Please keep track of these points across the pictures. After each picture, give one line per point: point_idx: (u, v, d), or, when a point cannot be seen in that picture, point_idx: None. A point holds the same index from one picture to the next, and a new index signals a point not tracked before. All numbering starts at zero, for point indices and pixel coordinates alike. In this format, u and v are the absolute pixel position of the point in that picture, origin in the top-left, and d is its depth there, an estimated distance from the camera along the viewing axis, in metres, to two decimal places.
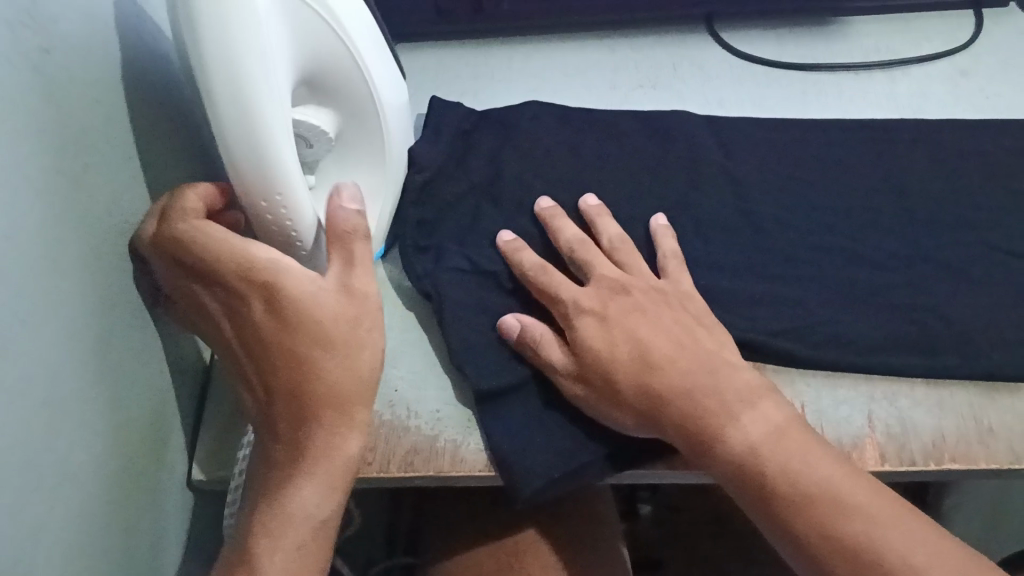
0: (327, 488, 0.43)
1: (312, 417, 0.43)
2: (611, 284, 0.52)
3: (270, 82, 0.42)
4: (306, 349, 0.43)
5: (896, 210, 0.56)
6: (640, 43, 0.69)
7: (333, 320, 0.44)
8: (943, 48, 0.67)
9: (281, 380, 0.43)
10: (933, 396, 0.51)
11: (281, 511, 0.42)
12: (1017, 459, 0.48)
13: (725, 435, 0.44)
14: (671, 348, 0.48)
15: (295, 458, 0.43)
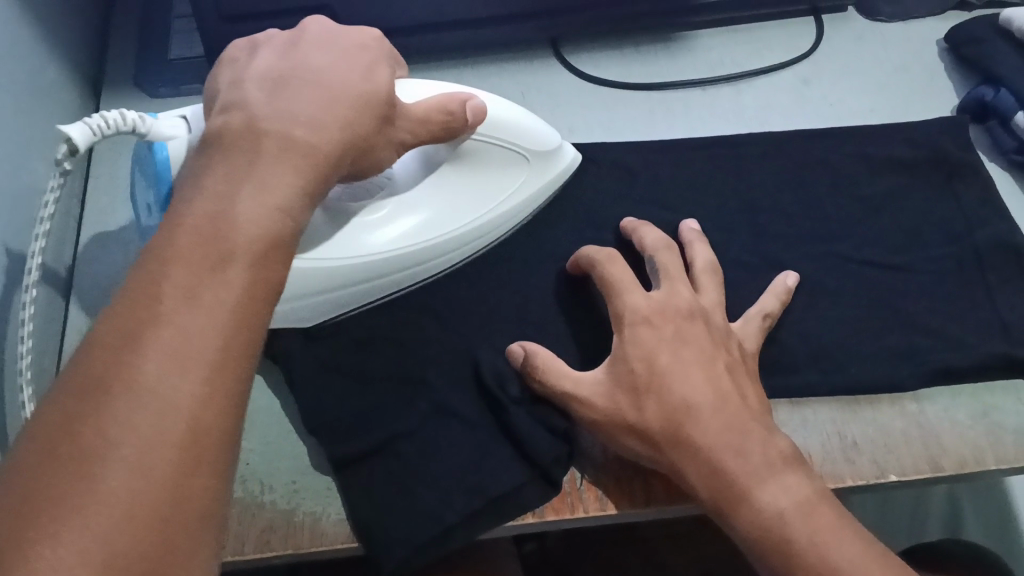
0: (235, 310, 0.32)
1: (204, 305, 0.31)
2: (677, 310, 0.49)
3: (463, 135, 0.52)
4: (276, 166, 0.37)
5: (747, 230, 0.57)
6: (486, 70, 0.67)
7: (272, 240, 0.35)
8: (784, 57, 0.68)
9: (184, 259, 0.32)
10: (796, 416, 0.51)
11: (181, 320, 0.31)
12: (881, 472, 0.48)
13: (751, 494, 0.42)
14: (710, 379, 0.46)
15: (215, 267, 0.33)
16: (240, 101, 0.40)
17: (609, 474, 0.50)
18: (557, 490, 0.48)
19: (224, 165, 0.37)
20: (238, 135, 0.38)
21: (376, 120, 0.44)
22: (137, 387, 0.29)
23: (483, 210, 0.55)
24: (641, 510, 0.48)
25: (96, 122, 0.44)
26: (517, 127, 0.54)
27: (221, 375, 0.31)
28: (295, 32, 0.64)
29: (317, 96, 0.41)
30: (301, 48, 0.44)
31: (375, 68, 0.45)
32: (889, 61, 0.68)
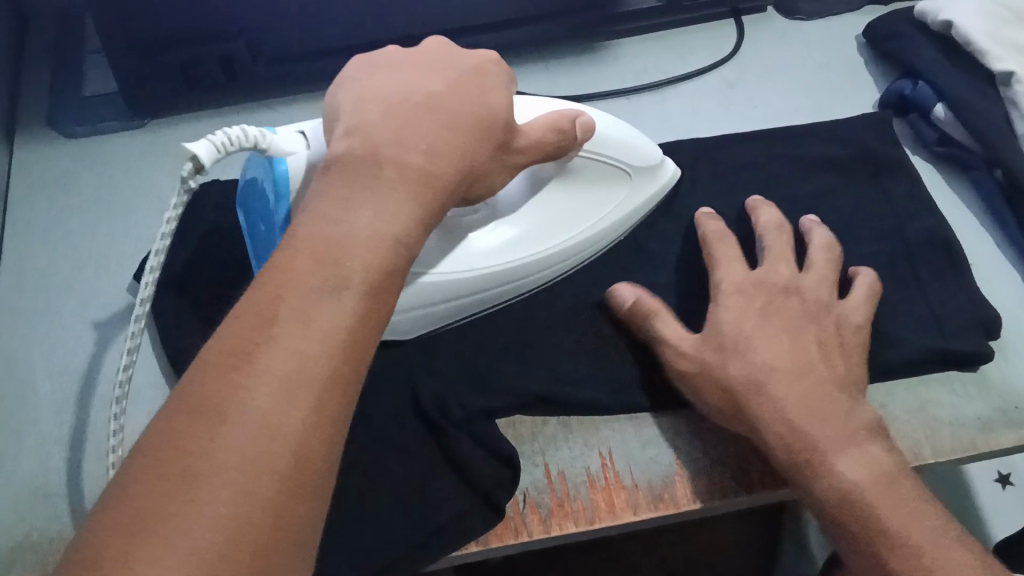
0: (342, 342, 0.32)
1: (320, 330, 0.31)
2: (772, 284, 0.49)
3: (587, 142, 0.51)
4: (380, 194, 0.36)
5: (681, 238, 0.58)
6: None
7: (388, 273, 0.35)
8: (708, 61, 0.68)
9: (307, 282, 0.32)
10: None
11: (296, 347, 0.31)
12: None
13: (828, 459, 0.42)
14: (796, 348, 0.45)
15: (325, 293, 0.32)
16: (358, 127, 0.40)
17: (554, 493, 0.49)
18: (500, 515, 0.47)
19: (338, 187, 0.36)
20: (356, 165, 0.37)
21: (489, 147, 0.43)
22: (244, 412, 0.28)
23: (577, 229, 0.54)
24: (585, 530, 0.48)
25: (219, 139, 0.41)
26: (621, 143, 0.53)
27: (327, 406, 0.30)
28: (212, 60, 0.62)
29: (434, 124, 0.40)
30: (412, 78, 0.43)
31: (489, 91, 0.44)
32: (813, 59, 0.68)
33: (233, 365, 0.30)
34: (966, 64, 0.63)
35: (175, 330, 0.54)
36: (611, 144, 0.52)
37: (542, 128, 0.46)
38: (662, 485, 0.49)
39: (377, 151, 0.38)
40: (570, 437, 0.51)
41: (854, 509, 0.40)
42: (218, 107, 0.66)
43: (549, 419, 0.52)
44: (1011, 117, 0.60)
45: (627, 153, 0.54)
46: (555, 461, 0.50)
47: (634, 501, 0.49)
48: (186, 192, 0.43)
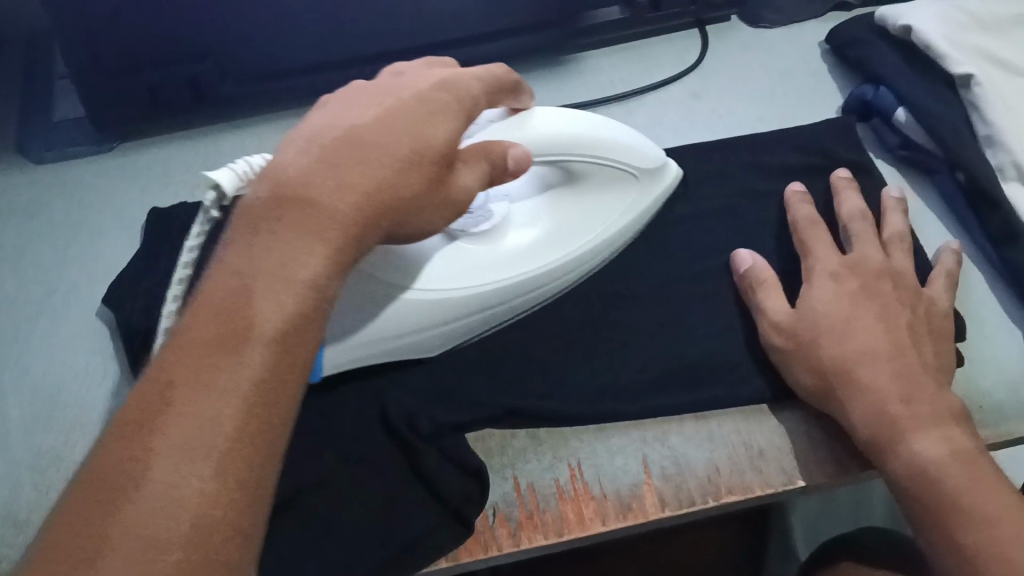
0: (248, 400, 0.32)
1: (220, 394, 0.31)
2: (871, 268, 0.51)
3: (581, 151, 0.52)
4: (292, 235, 0.35)
5: (647, 249, 0.59)
6: None
7: (303, 319, 0.34)
8: (672, 72, 0.69)
9: (206, 343, 0.32)
10: (702, 430, 0.51)
11: (199, 415, 0.31)
12: (789, 479, 0.49)
13: (909, 440, 0.44)
14: (889, 330, 0.48)
15: (224, 352, 0.32)
16: (272, 166, 0.37)
17: (525, 506, 0.49)
18: (469, 530, 0.47)
19: (245, 237, 0.35)
20: (264, 210, 0.35)
21: (422, 182, 0.40)
22: (143, 482, 0.29)
23: (589, 236, 0.56)
24: (555, 542, 0.48)
25: (241, 168, 0.42)
26: (627, 149, 0.55)
27: (231, 462, 0.30)
28: (177, 81, 0.63)
29: (365, 158, 0.37)
30: (350, 111, 0.40)
31: (428, 124, 0.40)
32: (777, 67, 0.69)
33: (133, 440, 0.30)
34: (926, 67, 0.64)
35: (143, 355, 0.54)
36: (621, 148, 0.55)
37: (501, 149, 0.44)
38: (631, 494, 0.50)
39: (306, 190, 0.36)
40: (539, 449, 0.51)
41: (921, 489, 0.43)
42: (186, 131, 0.67)
43: (517, 432, 0.52)
44: (971, 120, 0.61)
45: (634, 158, 0.56)
46: (524, 474, 0.50)
47: (603, 511, 0.49)
48: (207, 224, 0.43)
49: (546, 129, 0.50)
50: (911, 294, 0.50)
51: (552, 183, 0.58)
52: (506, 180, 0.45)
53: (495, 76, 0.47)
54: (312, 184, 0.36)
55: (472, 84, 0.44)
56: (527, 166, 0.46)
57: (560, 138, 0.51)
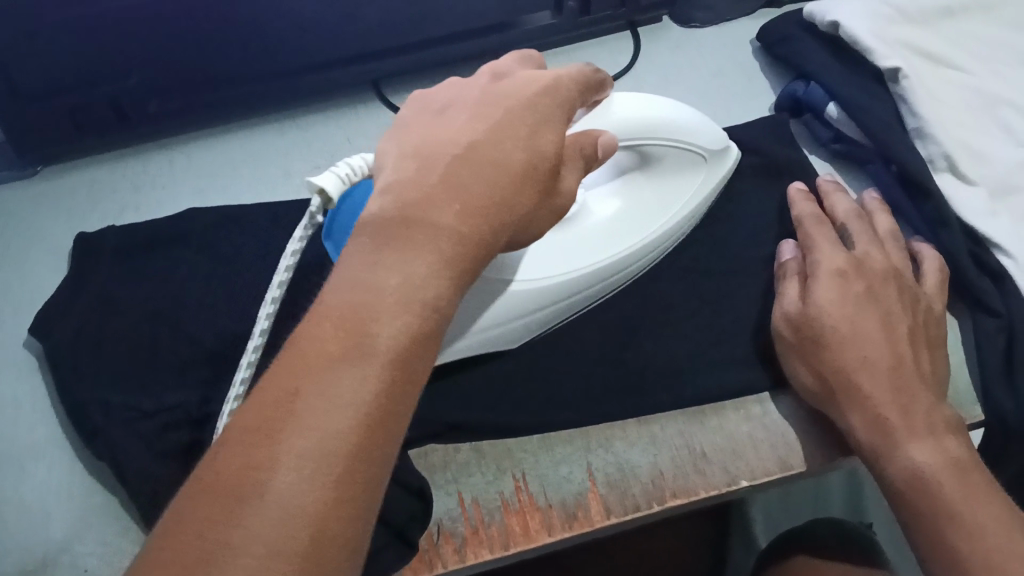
0: (368, 417, 0.30)
1: (346, 408, 0.29)
2: (877, 268, 0.52)
3: (655, 133, 0.53)
4: (414, 249, 0.34)
5: None
6: (312, 122, 0.68)
7: (415, 338, 0.32)
8: (604, 75, 0.70)
9: (332, 350, 0.31)
10: (645, 434, 0.52)
11: (318, 428, 0.29)
12: (731, 480, 0.50)
13: (902, 448, 0.45)
14: (889, 334, 0.48)
15: (349, 363, 0.30)
16: (393, 180, 0.37)
17: (472, 520, 0.49)
18: (414, 550, 0.47)
19: (370, 247, 0.34)
20: (392, 224, 0.35)
21: (535, 194, 0.39)
22: (265, 490, 0.27)
23: (651, 227, 0.57)
24: (501, 556, 0.48)
25: (344, 171, 0.42)
26: (695, 133, 0.56)
27: (350, 482, 0.29)
28: (101, 103, 0.61)
29: (481, 168, 0.37)
30: (459, 119, 0.40)
31: (537, 134, 0.40)
32: (707, 67, 0.70)
33: (259, 442, 0.28)
34: (854, 63, 0.65)
35: (72, 382, 0.53)
36: (688, 129, 0.55)
37: (591, 140, 0.44)
38: (575, 503, 0.49)
39: (454, 195, 0.36)
40: (482, 462, 0.51)
41: (913, 495, 0.44)
42: (114, 150, 0.66)
43: (460, 446, 0.51)
44: (900, 112, 0.62)
45: (697, 143, 0.56)
46: (468, 489, 0.50)
47: (548, 522, 0.49)
48: (311, 227, 0.43)
49: (626, 114, 0.50)
50: (905, 299, 0.51)
51: (628, 168, 0.58)
52: (594, 168, 0.46)
53: (586, 75, 0.45)
54: (439, 188, 0.36)
55: (565, 80, 0.44)
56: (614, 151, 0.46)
57: (638, 123, 0.51)
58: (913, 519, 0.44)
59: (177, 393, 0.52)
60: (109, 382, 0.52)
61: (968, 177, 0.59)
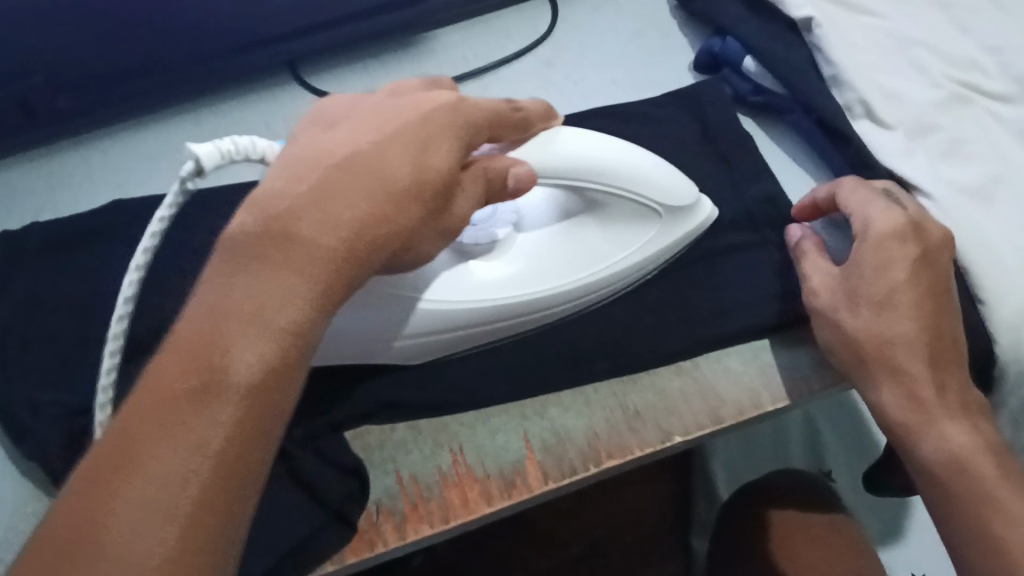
0: (217, 453, 0.31)
1: (194, 448, 0.31)
2: (931, 235, 0.50)
3: (576, 175, 0.50)
4: (279, 274, 0.33)
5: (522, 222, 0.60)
6: (227, 107, 0.67)
7: (273, 367, 0.33)
8: (524, 43, 0.70)
9: (181, 387, 0.31)
10: (579, 398, 0.52)
11: (163, 469, 0.30)
12: (666, 436, 0.50)
13: (938, 432, 0.46)
14: (932, 307, 0.48)
15: (193, 403, 0.31)
16: (261, 191, 0.35)
17: (410, 497, 0.49)
18: (354, 529, 0.47)
19: (224, 271, 0.34)
20: (253, 247, 0.34)
21: (420, 211, 0.38)
22: (109, 534, 0.29)
23: (590, 272, 0.53)
24: (442, 529, 0.48)
25: (227, 146, 0.39)
26: (646, 181, 0.52)
27: (198, 520, 0.30)
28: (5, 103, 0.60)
29: (358, 189, 0.36)
30: (350, 138, 0.38)
31: (429, 151, 0.39)
32: (624, 30, 0.71)
33: (101, 485, 0.30)
34: (767, 14, 0.65)
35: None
36: (634, 168, 0.52)
37: (499, 168, 0.44)
38: (513, 471, 0.50)
39: (340, 225, 0.35)
40: (419, 438, 0.51)
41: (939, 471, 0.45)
42: (27, 149, 0.64)
43: (396, 423, 0.51)
44: (817, 61, 0.63)
45: (648, 187, 0.52)
46: (406, 466, 0.50)
47: (487, 492, 0.49)
48: (180, 197, 0.39)
49: (571, 151, 0.49)
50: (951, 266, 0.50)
51: (574, 213, 0.55)
52: (501, 198, 0.45)
53: (499, 111, 0.44)
54: (316, 219, 0.35)
55: (483, 111, 0.43)
56: (529, 185, 0.45)
57: (582, 162, 0.49)
58: (941, 495, 0.46)
59: (107, 389, 0.51)
60: (37, 385, 0.51)
61: (886, 121, 0.60)
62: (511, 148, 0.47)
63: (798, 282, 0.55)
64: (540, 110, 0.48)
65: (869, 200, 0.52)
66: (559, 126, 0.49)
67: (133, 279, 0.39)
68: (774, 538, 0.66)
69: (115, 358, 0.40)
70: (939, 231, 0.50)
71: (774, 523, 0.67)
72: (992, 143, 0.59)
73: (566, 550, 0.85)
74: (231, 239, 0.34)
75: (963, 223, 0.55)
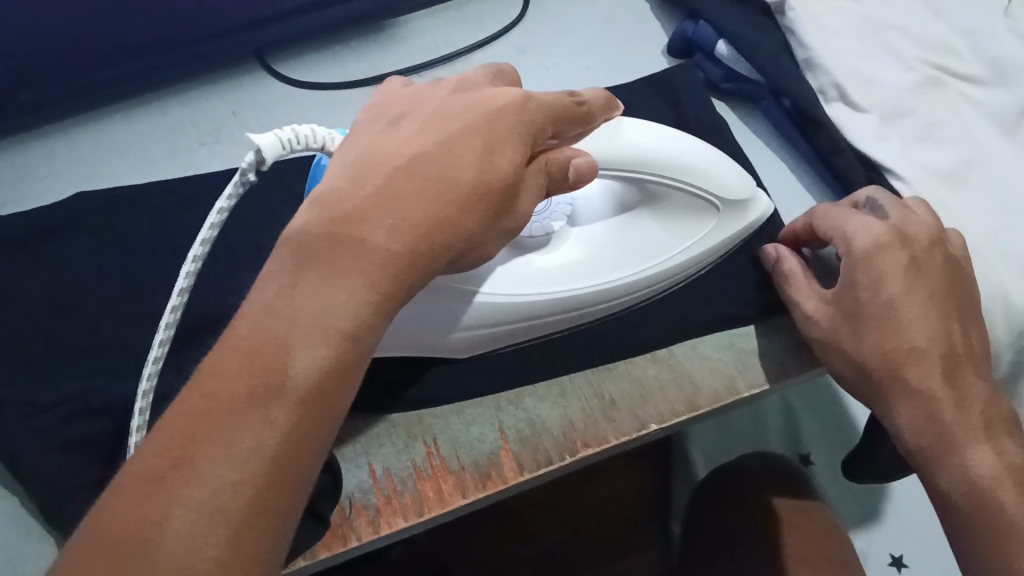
0: (276, 472, 0.28)
1: (251, 463, 0.27)
2: (920, 236, 0.48)
3: (630, 167, 0.49)
4: (349, 272, 0.31)
5: None
6: (195, 96, 0.66)
7: (333, 379, 0.30)
8: (496, 29, 0.69)
9: (238, 392, 0.28)
10: (554, 389, 0.52)
11: (218, 481, 0.27)
12: (641, 425, 0.50)
13: (956, 444, 0.43)
14: (935, 317, 0.45)
15: (250, 411, 0.28)
16: (320, 188, 0.33)
17: (384, 491, 0.48)
18: (327, 524, 0.46)
19: (288, 272, 0.31)
20: (323, 239, 0.31)
21: (484, 216, 0.36)
22: (157, 549, 0.25)
23: (649, 265, 0.53)
24: (416, 522, 0.47)
25: (288, 135, 0.38)
26: (706, 178, 0.51)
27: (246, 543, 0.27)
28: None
29: (427, 190, 0.34)
30: (417, 131, 0.36)
31: (495, 152, 0.37)
32: (597, 16, 0.71)
33: (145, 499, 0.26)
34: None
35: None
36: (692, 162, 0.51)
37: (563, 159, 0.42)
38: (488, 462, 0.49)
39: (406, 220, 0.33)
40: (392, 431, 0.50)
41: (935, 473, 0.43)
42: None
43: (368, 417, 0.50)
44: (790, 44, 0.62)
45: (703, 183, 0.51)
46: (379, 460, 0.49)
47: (462, 484, 0.48)
48: (239, 189, 0.39)
49: (630, 143, 0.48)
50: (951, 269, 0.48)
51: (631, 204, 0.55)
52: (562, 191, 0.43)
53: (562, 107, 0.42)
54: (389, 212, 0.33)
55: (548, 107, 0.41)
56: (591, 178, 0.43)
57: (641, 155, 0.49)
58: (943, 501, 0.43)
59: (73, 385, 0.50)
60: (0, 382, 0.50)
61: (859, 104, 0.59)
62: (578, 140, 0.47)
63: (774, 271, 0.55)
64: (602, 100, 0.45)
65: (845, 218, 0.50)
66: (619, 118, 0.49)
67: (189, 273, 0.38)
68: (788, 529, 0.65)
69: (160, 356, 0.40)
70: (926, 231, 0.48)
71: (783, 511, 0.66)
72: (967, 127, 0.59)
73: (539, 541, 0.85)
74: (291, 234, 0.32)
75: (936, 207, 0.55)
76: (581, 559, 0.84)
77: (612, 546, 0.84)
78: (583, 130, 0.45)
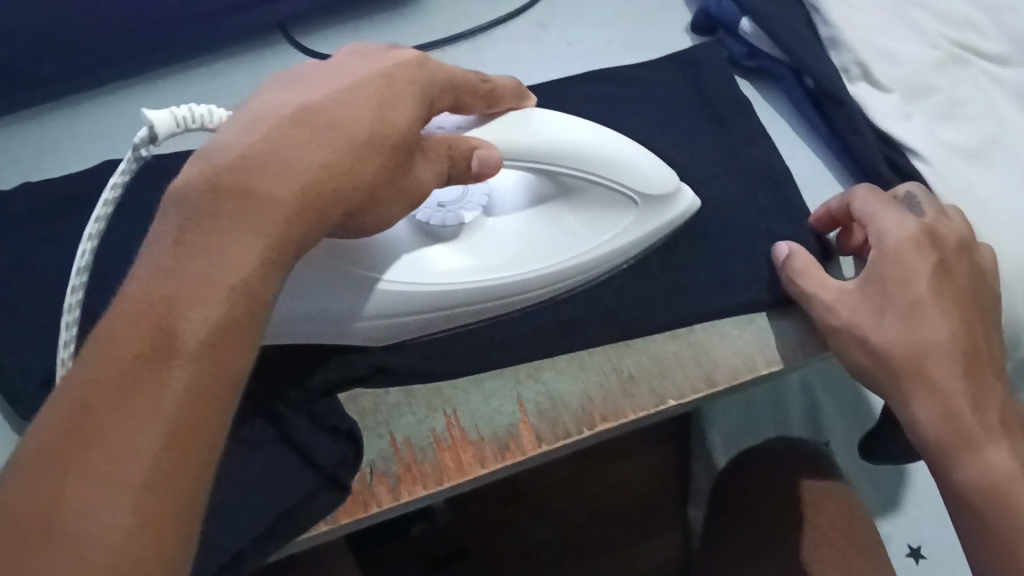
0: (176, 419, 0.30)
1: (146, 416, 0.29)
2: (954, 239, 0.49)
3: (538, 156, 0.48)
4: (236, 230, 0.32)
5: None
6: (217, 70, 0.66)
7: (225, 330, 0.31)
8: (517, 5, 0.69)
9: (126, 354, 0.30)
10: (573, 363, 0.52)
11: (116, 438, 0.29)
12: (659, 401, 0.51)
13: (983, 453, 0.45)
14: (963, 319, 0.47)
15: (143, 368, 0.30)
16: (208, 147, 0.34)
17: (401, 461, 0.49)
18: (347, 492, 0.46)
19: (174, 229, 0.32)
20: (201, 207, 0.32)
21: (387, 172, 0.37)
22: (65, 500, 0.28)
23: (578, 255, 0.52)
24: (436, 491, 0.48)
25: (181, 112, 0.38)
26: (625, 167, 0.51)
27: (155, 486, 0.29)
28: None
29: (313, 133, 0.35)
30: (305, 91, 0.37)
31: (393, 112, 0.38)
32: None
33: (44, 462, 0.28)
34: None
35: None
36: (609, 152, 0.50)
37: (467, 145, 0.44)
38: (507, 434, 0.50)
39: (291, 191, 0.34)
40: (413, 402, 0.51)
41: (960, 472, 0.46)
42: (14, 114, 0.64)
43: (389, 387, 0.51)
44: (813, 20, 0.62)
45: (620, 172, 0.51)
46: (400, 429, 0.50)
47: (481, 454, 0.49)
48: (136, 162, 0.40)
49: (544, 131, 0.48)
50: (974, 273, 0.49)
51: (546, 196, 0.54)
52: (466, 179, 0.45)
53: (466, 78, 0.44)
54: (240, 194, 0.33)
55: (447, 73, 0.43)
56: (492, 165, 0.45)
57: (557, 146, 0.48)
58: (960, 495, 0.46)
59: None
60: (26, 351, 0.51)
61: (881, 83, 0.59)
62: (480, 121, 0.47)
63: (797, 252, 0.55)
64: (511, 89, 0.48)
65: (886, 207, 0.50)
66: (530, 107, 0.49)
67: (90, 243, 0.40)
68: (813, 514, 0.65)
69: (74, 312, 0.41)
70: (957, 233, 0.49)
71: (812, 493, 0.66)
72: (990, 104, 0.58)
73: (558, 522, 0.86)
74: (179, 200, 0.33)
75: (957, 186, 0.55)
76: (602, 541, 0.85)
77: (629, 533, 0.85)
78: (484, 112, 0.47)
